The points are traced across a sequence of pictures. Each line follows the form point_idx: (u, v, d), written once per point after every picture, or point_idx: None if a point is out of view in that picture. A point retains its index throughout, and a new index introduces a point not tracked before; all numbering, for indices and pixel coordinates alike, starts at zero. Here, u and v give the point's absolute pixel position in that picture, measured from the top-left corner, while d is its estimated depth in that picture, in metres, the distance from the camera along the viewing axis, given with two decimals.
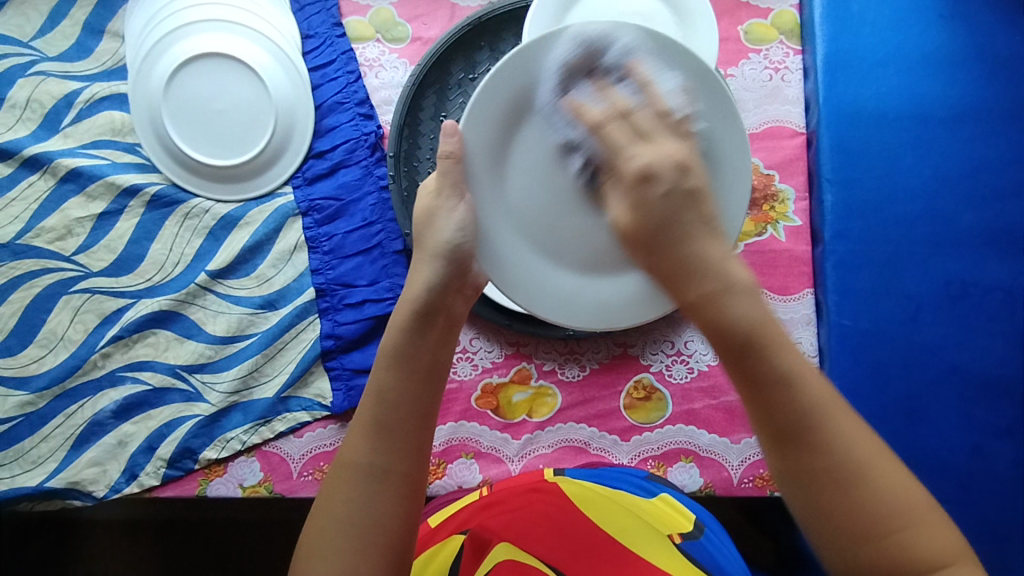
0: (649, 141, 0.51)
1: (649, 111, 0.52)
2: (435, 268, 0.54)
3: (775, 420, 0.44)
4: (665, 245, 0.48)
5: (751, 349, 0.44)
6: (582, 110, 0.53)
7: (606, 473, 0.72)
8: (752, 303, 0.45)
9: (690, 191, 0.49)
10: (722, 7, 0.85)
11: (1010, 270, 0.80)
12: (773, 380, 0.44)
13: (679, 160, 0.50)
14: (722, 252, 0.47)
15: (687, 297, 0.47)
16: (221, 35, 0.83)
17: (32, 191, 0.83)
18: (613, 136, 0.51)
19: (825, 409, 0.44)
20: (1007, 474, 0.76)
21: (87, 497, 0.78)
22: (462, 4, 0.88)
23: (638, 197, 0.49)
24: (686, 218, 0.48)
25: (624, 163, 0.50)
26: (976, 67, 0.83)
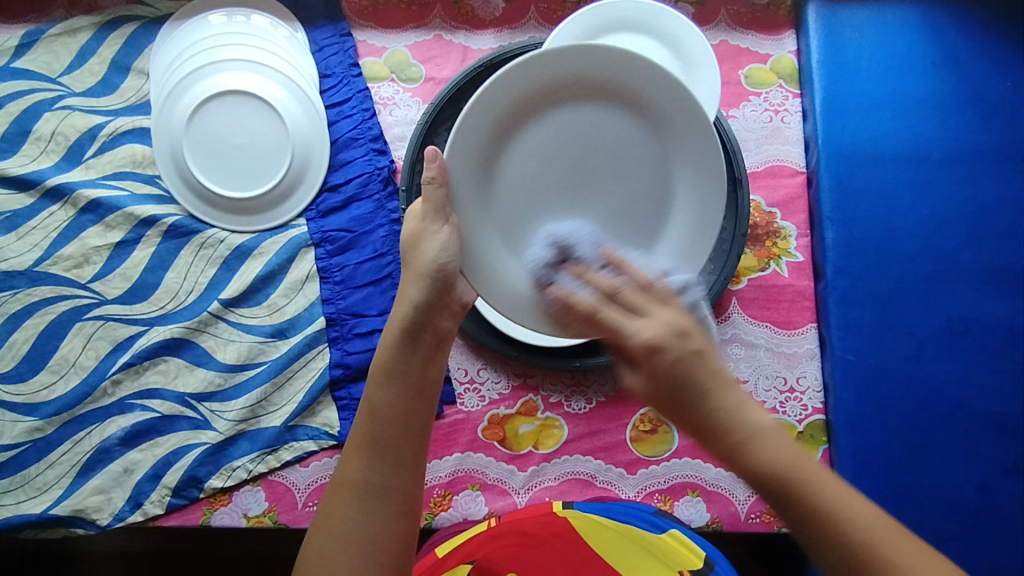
0: (644, 315, 0.50)
1: (634, 285, 0.53)
2: (422, 287, 0.55)
3: (832, 552, 0.42)
4: (687, 404, 0.46)
5: (787, 497, 0.44)
6: (574, 298, 0.54)
7: (615, 507, 0.70)
8: (783, 445, 0.45)
9: (696, 351, 0.47)
10: (724, 52, 0.89)
11: (1010, 308, 0.81)
12: (820, 521, 0.43)
13: (678, 327, 0.48)
14: (739, 398, 0.47)
15: (716, 450, 0.46)
16: (242, 73, 0.87)
17: (52, 220, 0.86)
18: (608, 321, 0.50)
19: (890, 554, 0.42)
20: (1014, 512, 0.76)
21: (90, 525, 0.78)
22: (474, 47, 0.92)
23: (650, 368, 0.47)
24: (701, 377, 0.47)
25: (630, 340, 0.49)
26: (971, 111, 0.86)
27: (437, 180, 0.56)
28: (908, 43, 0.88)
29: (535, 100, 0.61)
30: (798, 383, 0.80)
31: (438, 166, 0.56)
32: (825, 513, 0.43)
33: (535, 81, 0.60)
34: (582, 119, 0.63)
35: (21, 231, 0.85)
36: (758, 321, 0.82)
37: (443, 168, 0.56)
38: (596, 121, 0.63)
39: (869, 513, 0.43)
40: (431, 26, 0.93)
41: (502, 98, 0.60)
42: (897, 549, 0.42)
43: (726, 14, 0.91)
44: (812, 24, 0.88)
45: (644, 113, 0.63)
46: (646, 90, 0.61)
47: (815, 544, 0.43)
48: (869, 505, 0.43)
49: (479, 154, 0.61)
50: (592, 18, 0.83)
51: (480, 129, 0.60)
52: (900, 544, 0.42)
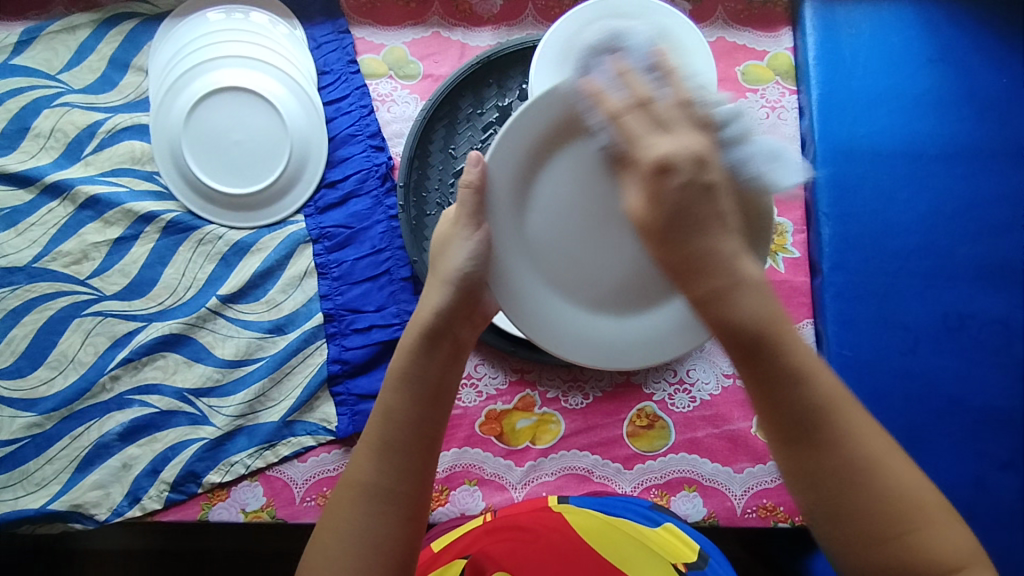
0: (670, 133, 0.49)
1: (669, 101, 0.51)
2: (444, 295, 0.56)
3: (783, 411, 0.46)
4: (682, 234, 0.47)
5: (762, 350, 0.46)
6: (603, 99, 0.53)
7: (611, 502, 0.71)
8: (762, 303, 0.46)
9: (709, 184, 0.48)
10: (721, 49, 0.89)
11: (1006, 303, 0.81)
12: (787, 376, 0.46)
13: (698, 154, 0.48)
14: (735, 249, 0.48)
15: (696, 292, 0.48)
16: (241, 70, 0.87)
17: (51, 217, 0.86)
18: (631, 127, 0.50)
19: (837, 410, 0.46)
20: (1010, 506, 0.76)
21: (89, 520, 0.78)
22: (472, 44, 0.92)
23: (655, 187, 0.48)
24: (703, 212, 0.48)
25: (644, 153, 0.50)
26: (967, 107, 0.86)
27: (475, 185, 0.56)
28: (904, 40, 0.88)
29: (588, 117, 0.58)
30: None
31: (478, 170, 0.56)
32: (789, 366, 0.46)
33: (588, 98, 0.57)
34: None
35: (20, 227, 0.85)
36: None
37: (483, 173, 0.57)
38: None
39: (830, 382, 0.47)
40: (429, 23, 0.93)
41: (552, 110, 0.57)
42: (849, 415, 0.46)
43: (723, 11, 0.91)
44: (808, 21, 0.89)
45: None
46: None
47: (767, 403, 0.47)
48: (832, 375, 0.47)
49: (520, 164, 0.58)
50: (589, 15, 0.83)
51: (526, 139, 0.57)
52: (854, 413, 0.46)
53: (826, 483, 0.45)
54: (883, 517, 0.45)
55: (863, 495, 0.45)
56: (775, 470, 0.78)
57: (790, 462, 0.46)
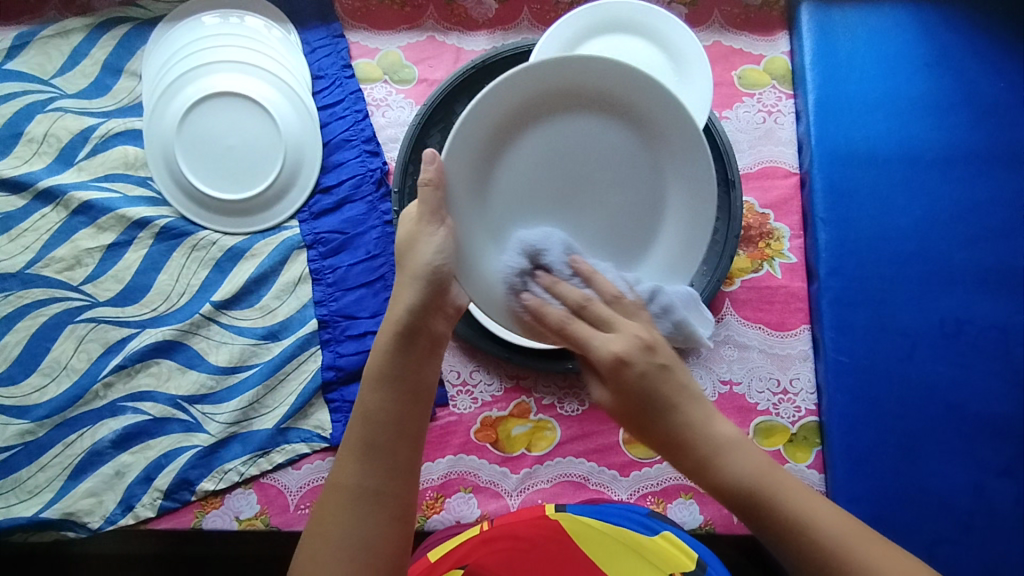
0: (612, 328, 0.52)
1: (600, 299, 0.55)
2: (416, 290, 0.55)
3: (806, 561, 0.47)
4: (644, 417, 0.51)
5: (752, 505, 0.48)
6: (545, 310, 0.55)
7: (608, 510, 0.70)
8: (747, 457, 0.50)
9: (659, 365, 0.51)
10: (717, 53, 0.89)
11: (1003, 309, 0.81)
12: (787, 528, 0.47)
13: (642, 343, 0.51)
14: (706, 413, 0.51)
15: (686, 464, 0.51)
16: (235, 75, 0.86)
17: (44, 222, 0.85)
18: (579, 333, 0.53)
19: (853, 547, 0.46)
20: (1008, 513, 0.76)
21: (81, 529, 0.78)
22: (467, 48, 0.92)
23: (616, 383, 0.51)
24: (664, 390, 0.50)
25: (597, 354, 0.51)
26: (963, 111, 0.85)
27: (434, 182, 0.56)
28: (901, 44, 0.87)
29: (538, 106, 0.62)
30: (792, 385, 0.80)
31: (436, 168, 0.56)
32: (785, 516, 0.47)
33: (537, 88, 0.61)
34: (580, 129, 0.63)
35: (13, 233, 0.85)
36: (751, 323, 0.82)
37: (440, 170, 0.57)
38: (591, 130, 0.63)
39: (832, 518, 0.47)
40: (424, 27, 0.93)
41: (503, 103, 0.60)
42: (875, 557, 0.46)
43: (720, 15, 0.90)
44: (804, 25, 0.88)
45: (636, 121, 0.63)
46: (647, 106, 0.62)
47: (787, 555, 0.48)
48: (837, 512, 0.48)
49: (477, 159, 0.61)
50: (584, 19, 0.83)
51: (481, 129, 0.60)
52: (867, 542, 0.46)
53: None
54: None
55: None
56: None
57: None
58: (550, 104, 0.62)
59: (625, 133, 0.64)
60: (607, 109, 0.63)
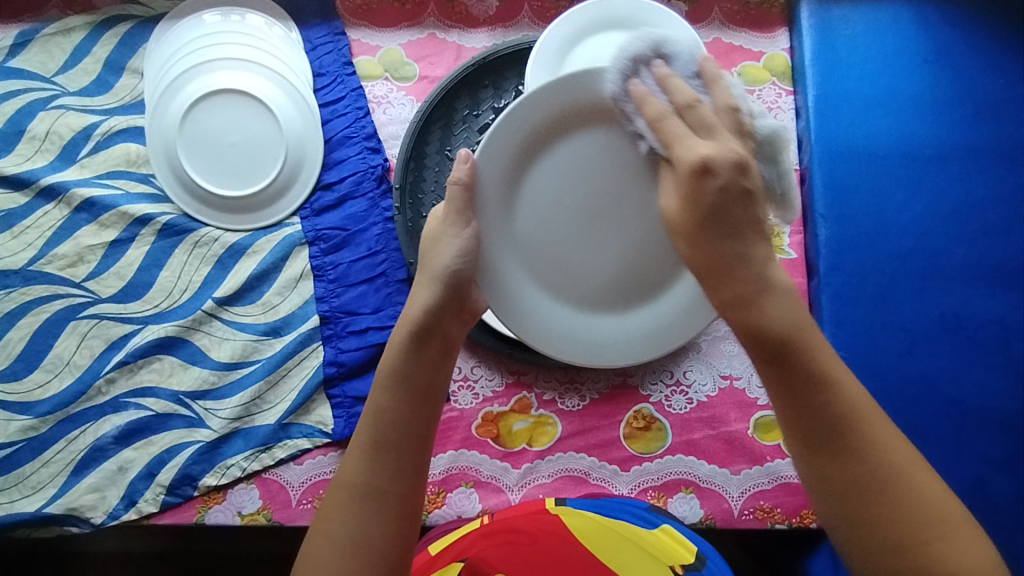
0: (705, 138, 0.52)
1: (712, 106, 0.54)
2: (435, 290, 0.56)
3: (804, 412, 0.47)
4: (712, 236, 0.51)
5: (785, 350, 0.48)
6: (648, 103, 0.54)
7: (608, 504, 0.71)
8: (789, 306, 0.49)
9: (745, 189, 0.51)
10: (716, 50, 0.89)
11: (1003, 304, 0.81)
12: (812, 386, 0.47)
13: (734, 158, 0.51)
14: (767, 255, 0.52)
15: (722, 295, 0.51)
16: (236, 73, 0.87)
17: (47, 219, 0.86)
18: (672, 129, 0.53)
19: (857, 417, 0.47)
20: (1007, 507, 0.76)
21: (84, 524, 0.78)
22: (468, 46, 0.92)
23: (693, 187, 0.51)
24: (736, 215, 0.51)
25: (681, 155, 0.52)
26: (963, 107, 0.86)
27: (464, 181, 0.57)
28: (900, 40, 0.88)
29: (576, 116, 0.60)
30: None
31: (467, 168, 0.57)
32: (816, 373, 0.48)
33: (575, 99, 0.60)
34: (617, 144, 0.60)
35: (15, 230, 0.85)
36: None
37: (472, 171, 0.58)
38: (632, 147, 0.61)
39: (849, 384, 0.48)
40: (424, 25, 0.93)
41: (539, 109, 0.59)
42: (875, 432, 0.47)
43: (719, 12, 0.91)
44: (804, 22, 0.89)
45: None
46: None
47: (789, 409, 0.48)
48: (860, 387, 0.48)
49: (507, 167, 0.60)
50: (585, 16, 0.83)
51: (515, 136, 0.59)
52: (881, 428, 0.47)
53: (849, 490, 0.46)
54: (916, 526, 0.45)
55: (885, 502, 0.46)
56: (772, 472, 0.78)
57: (812, 468, 0.48)
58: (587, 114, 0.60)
59: None
60: (647, 124, 0.60)
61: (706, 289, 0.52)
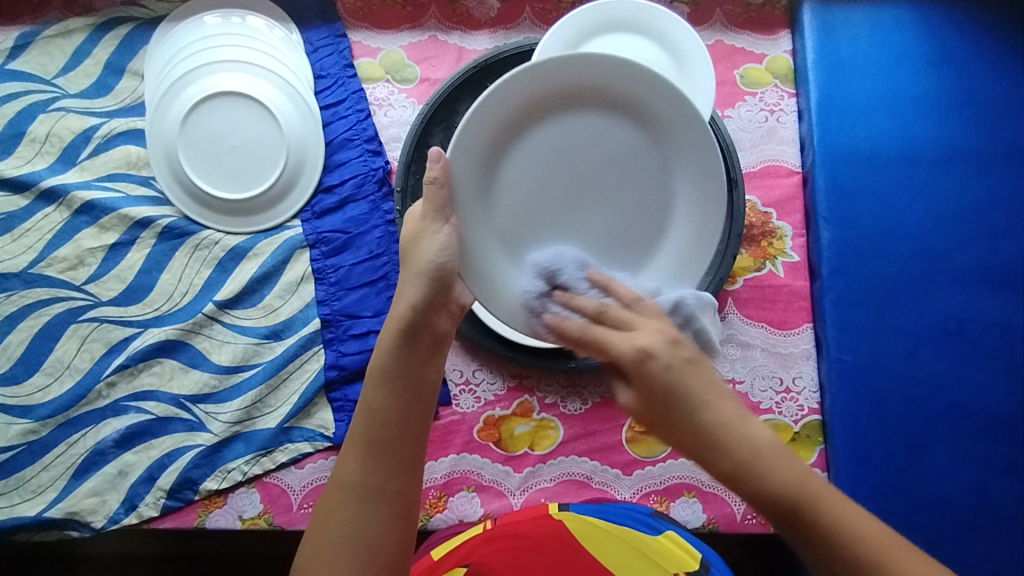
0: (630, 328, 0.51)
1: (620, 305, 0.54)
2: (420, 288, 0.55)
3: (838, 572, 0.44)
4: (667, 409, 0.48)
5: (794, 515, 0.45)
6: (566, 326, 0.55)
7: (612, 510, 0.71)
8: (787, 463, 0.46)
9: (687, 360, 0.49)
10: (719, 52, 0.89)
11: (1006, 307, 0.81)
12: (831, 536, 0.44)
13: (668, 337, 0.50)
14: (739, 413, 0.48)
15: (721, 467, 0.47)
16: (236, 75, 0.86)
17: (47, 222, 0.85)
18: (599, 336, 0.52)
19: (896, 561, 0.44)
20: (1011, 512, 0.76)
21: (85, 528, 0.78)
22: (469, 47, 0.92)
23: (641, 380, 0.49)
24: (694, 386, 0.48)
25: (618, 351, 0.50)
26: (966, 110, 0.85)
27: (439, 180, 0.56)
28: (903, 42, 0.87)
29: (540, 105, 0.63)
30: (795, 383, 0.80)
31: (440, 166, 0.56)
32: (828, 526, 0.45)
33: (539, 87, 0.62)
34: (586, 127, 0.64)
35: (16, 233, 0.85)
36: (754, 321, 0.82)
37: (446, 169, 0.57)
38: (598, 127, 0.64)
39: (872, 525, 0.45)
40: (426, 26, 0.93)
41: (503, 104, 0.61)
42: (910, 565, 0.44)
43: (721, 14, 0.90)
44: (806, 24, 0.88)
45: (644, 120, 0.64)
46: (650, 102, 0.63)
47: (823, 563, 0.45)
48: (872, 518, 0.46)
49: (481, 158, 0.62)
50: (586, 18, 0.83)
51: (486, 127, 0.61)
52: (913, 558, 0.44)
53: None
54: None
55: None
56: None
57: None
58: (552, 102, 0.63)
59: (630, 130, 0.64)
60: (611, 105, 0.64)
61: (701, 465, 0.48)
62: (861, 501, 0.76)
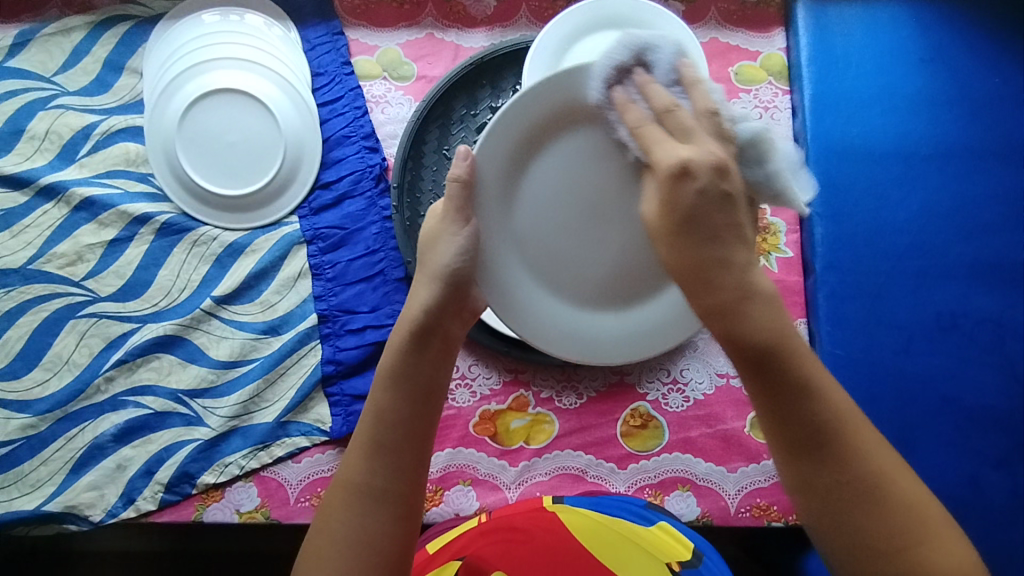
0: (684, 141, 0.49)
1: (691, 111, 0.51)
2: (433, 291, 0.56)
3: (793, 425, 0.46)
4: (693, 240, 0.47)
5: (768, 361, 0.46)
6: (628, 110, 0.53)
7: (606, 502, 0.71)
8: (772, 316, 0.46)
9: (726, 194, 0.48)
10: (713, 49, 0.90)
11: (998, 302, 0.82)
12: (793, 387, 0.46)
13: (717, 162, 0.48)
14: (746, 261, 0.48)
15: (704, 303, 0.47)
16: (233, 72, 0.87)
17: (46, 218, 0.86)
18: (648, 137, 0.51)
19: (843, 425, 0.46)
20: (1002, 505, 0.76)
21: (83, 522, 0.78)
22: (466, 45, 0.93)
23: (671, 193, 0.48)
24: (714, 219, 0.47)
25: (659, 158, 0.49)
26: (959, 107, 0.86)
27: (463, 178, 0.56)
28: (896, 40, 0.88)
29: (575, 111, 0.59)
30: None
31: (467, 164, 0.56)
32: (796, 380, 0.46)
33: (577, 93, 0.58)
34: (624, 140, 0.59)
35: (15, 229, 0.85)
36: None
37: (471, 168, 0.56)
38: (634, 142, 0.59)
39: (830, 387, 0.47)
40: (423, 24, 0.93)
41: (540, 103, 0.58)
42: (856, 437, 0.46)
43: (716, 12, 0.91)
44: (801, 21, 0.89)
45: None
46: None
47: (775, 414, 0.46)
48: (842, 388, 0.48)
49: (508, 159, 0.59)
50: (582, 16, 0.83)
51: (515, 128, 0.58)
52: (860, 430, 0.47)
53: (837, 500, 0.46)
54: (899, 530, 0.45)
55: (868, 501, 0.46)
56: (769, 470, 0.78)
57: (795, 476, 0.47)
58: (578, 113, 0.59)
59: None
60: None
61: (688, 297, 0.48)
62: None
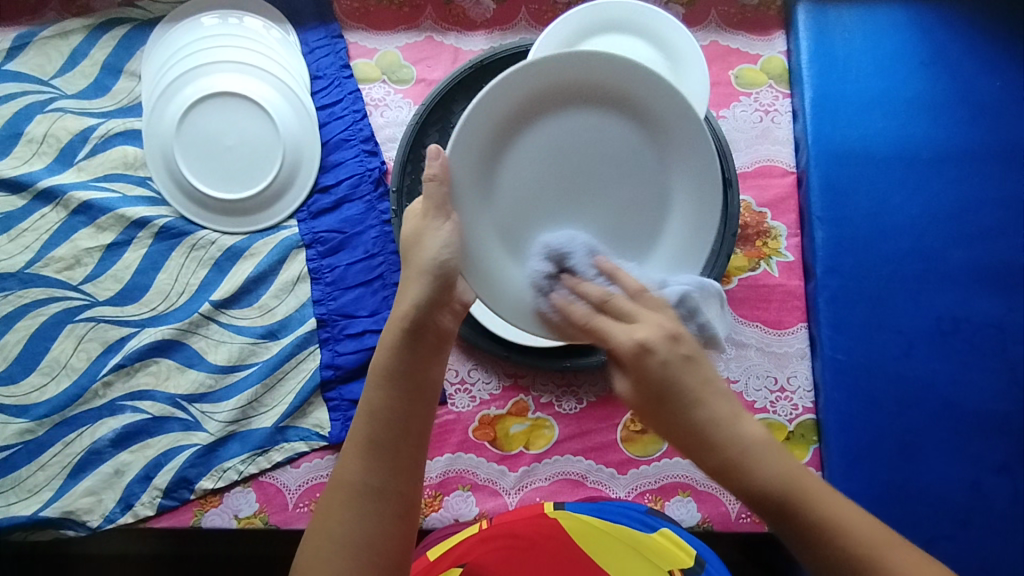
0: (631, 319, 0.51)
1: (625, 296, 0.53)
2: (424, 284, 0.54)
3: (830, 567, 0.45)
4: (674, 410, 0.47)
5: (782, 508, 0.45)
6: (571, 309, 0.55)
7: (608, 508, 0.70)
8: (778, 461, 0.46)
9: (685, 357, 0.48)
10: (713, 53, 0.89)
11: (1000, 306, 0.81)
12: (816, 530, 0.45)
13: (669, 332, 0.49)
14: (733, 411, 0.48)
15: (708, 464, 0.48)
16: (231, 75, 0.87)
17: (44, 222, 0.86)
18: (601, 326, 0.52)
19: (882, 554, 0.44)
20: (1004, 511, 0.76)
21: (80, 528, 0.78)
22: (465, 48, 0.92)
23: (637, 372, 0.48)
24: (688, 383, 0.48)
25: (616, 343, 0.50)
26: (960, 110, 0.86)
27: (438, 177, 0.56)
28: (897, 43, 0.88)
29: (536, 106, 0.62)
30: (789, 383, 0.81)
31: (440, 163, 0.56)
32: (818, 521, 0.45)
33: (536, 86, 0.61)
34: (585, 125, 0.63)
35: (12, 233, 0.85)
36: (749, 321, 0.82)
37: (444, 166, 0.57)
38: (596, 124, 0.63)
39: (855, 516, 0.45)
40: (422, 27, 0.93)
41: (505, 100, 0.60)
42: (897, 562, 0.44)
43: (717, 14, 0.91)
44: (802, 24, 0.88)
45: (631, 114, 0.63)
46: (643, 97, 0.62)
47: (809, 558, 0.46)
48: (863, 514, 0.46)
49: (480, 154, 0.61)
50: (583, 19, 0.83)
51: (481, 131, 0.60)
52: (901, 552, 0.44)
53: None
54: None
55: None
56: None
57: None
58: (540, 102, 0.62)
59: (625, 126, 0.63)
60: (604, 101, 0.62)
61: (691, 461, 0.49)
62: (855, 500, 0.76)
